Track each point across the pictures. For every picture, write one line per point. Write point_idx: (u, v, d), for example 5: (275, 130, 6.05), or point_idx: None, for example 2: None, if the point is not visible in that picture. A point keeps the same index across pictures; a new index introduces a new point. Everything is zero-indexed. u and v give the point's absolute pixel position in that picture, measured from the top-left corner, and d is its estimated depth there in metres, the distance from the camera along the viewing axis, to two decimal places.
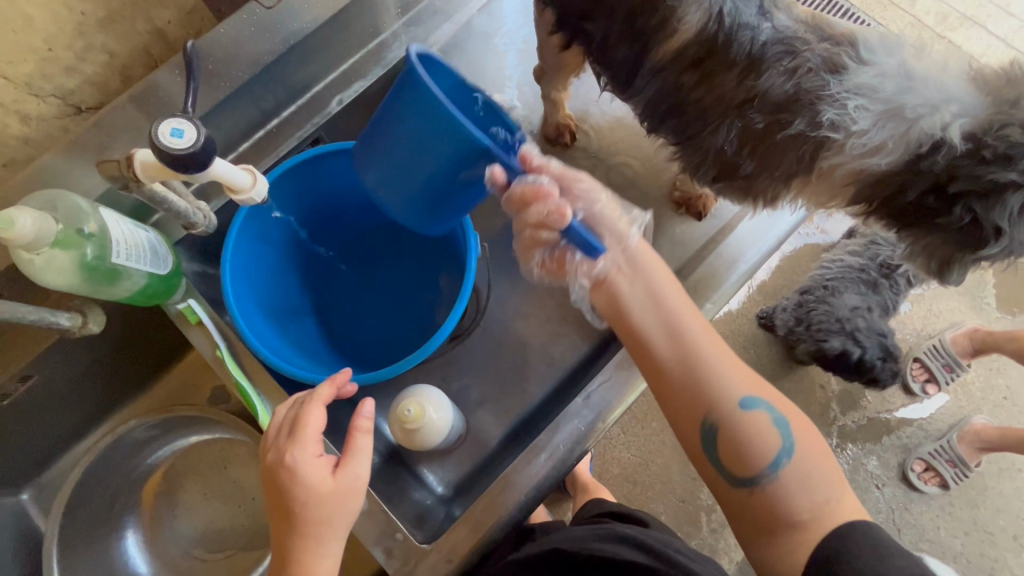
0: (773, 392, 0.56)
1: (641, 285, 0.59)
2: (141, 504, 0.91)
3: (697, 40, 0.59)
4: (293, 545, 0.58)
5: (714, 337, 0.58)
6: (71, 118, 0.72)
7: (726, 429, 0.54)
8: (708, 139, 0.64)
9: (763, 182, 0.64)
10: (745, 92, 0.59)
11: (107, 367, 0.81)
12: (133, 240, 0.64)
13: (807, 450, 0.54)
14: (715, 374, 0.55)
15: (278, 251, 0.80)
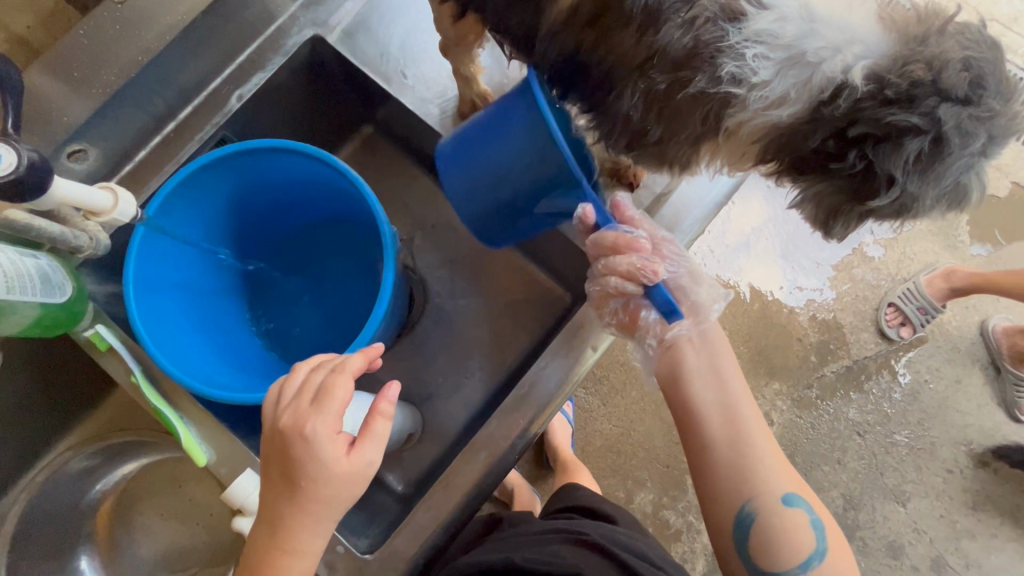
0: (814, 493, 0.62)
1: (709, 374, 0.65)
2: (95, 532, 0.89)
3: None
4: (285, 513, 0.54)
5: (766, 428, 0.64)
6: None
7: (770, 525, 0.59)
8: (614, 103, 0.58)
9: (674, 146, 0.59)
10: (645, 49, 0.52)
11: (34, 400, 0.78)
12: (15, 269, 0.59)
13: (836, 556, 0.59)
14: (763, 469, 0.61)
15: (189, 265, 0.75)
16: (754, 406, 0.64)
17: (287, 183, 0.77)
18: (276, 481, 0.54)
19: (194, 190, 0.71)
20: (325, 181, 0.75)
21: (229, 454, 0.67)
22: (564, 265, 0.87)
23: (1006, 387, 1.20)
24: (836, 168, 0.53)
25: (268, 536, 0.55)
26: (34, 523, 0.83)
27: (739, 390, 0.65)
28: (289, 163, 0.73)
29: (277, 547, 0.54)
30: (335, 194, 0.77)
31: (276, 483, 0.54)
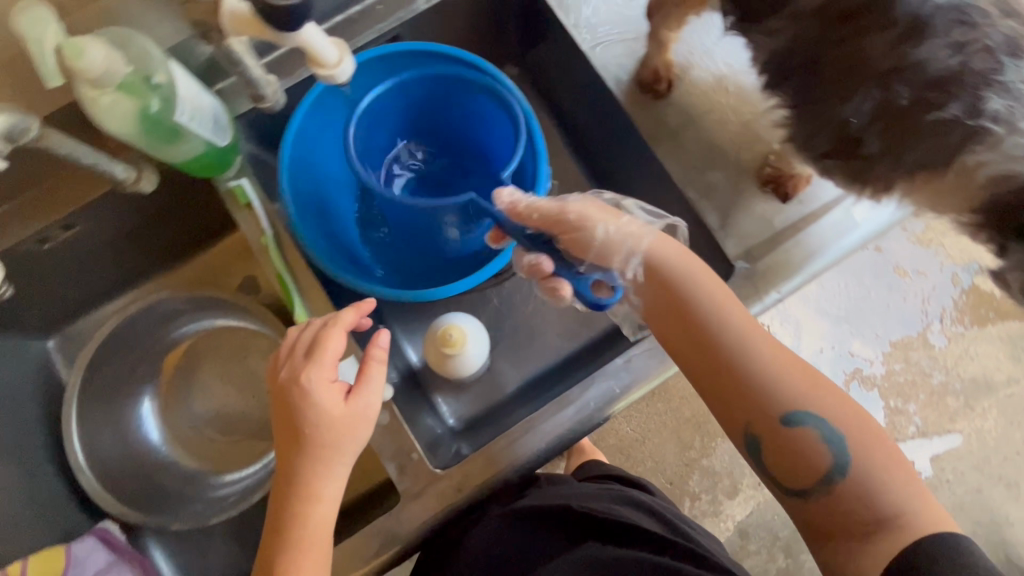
0: (833, 404, 0.55)
1: (674, 289, 0.60)
2: (161, 373, 0.92)
3: None
4: (301, 462, 0.59)
5: (756, 339, 0.57)
6: None
7: (778, 446, 0.55)
8: (837, 108, 0.61)
9: (884, 164, 0.62)
10: (898, 58, 0.57)
11: (144, 234, 0.80)
12: (199, 102, 0.60)
13: (867, 469, 0.53)
14: (749, 387, 0.56)
15: (325, 148, 0.75)
16: (746, 320, 0.58)
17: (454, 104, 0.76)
18: (282, 438, 0.60)
19: (362, 80, 0.73)
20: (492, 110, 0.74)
21: None
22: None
23: (1011, 507, 1.24)
24: None
25: (281, 493, 0.60)
26: (114, 349, 0.86)
27: (720, 302, 0.59)
28: (464, 83, 0.73)
29: (291, 496, 0.59)
30: (493, 124, 0.76)
31: (281, 441, 0.60)
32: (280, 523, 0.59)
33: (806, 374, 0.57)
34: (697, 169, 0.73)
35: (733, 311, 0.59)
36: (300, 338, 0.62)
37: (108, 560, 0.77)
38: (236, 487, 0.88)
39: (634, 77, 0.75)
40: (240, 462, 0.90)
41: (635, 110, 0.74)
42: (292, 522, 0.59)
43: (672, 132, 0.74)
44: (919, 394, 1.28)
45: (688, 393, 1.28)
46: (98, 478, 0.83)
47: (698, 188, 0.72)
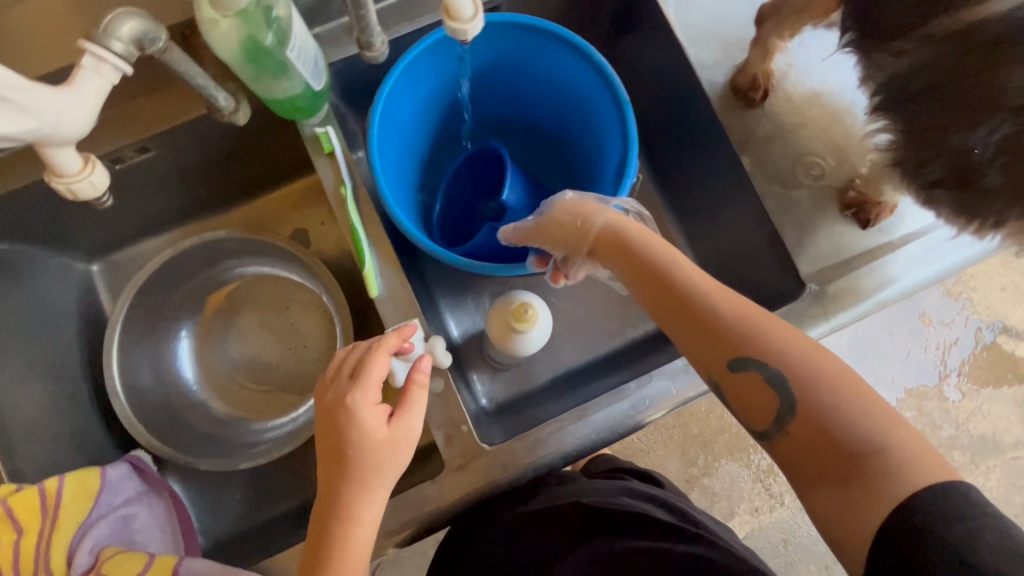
0: (779, 338, 0.51)
1: (617, 241, 0.61)
2: (202, 312, 0.91)
3: (1003, 20, 0.53)
4: (344, 488, 0.56)
5: (686, 274, 0.56)
6: None
7: (735, 394, 0.52)
8: (957, 136, 0.58)
9: (996, 202, 0.59)
10: None
11: (211, 169, 0.79)
12: (306, 42, 0.59)
13: (822, 401, 0.48)
14: (700, 333, 0.54)
15: (412, 110, 0.73)
16: (664, 258, 0.57)
17: (542, 76, 0.76)
18: (325, 463, 0.58)
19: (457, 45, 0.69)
20: (583, 87, 0.73)
21: (400, 299, 0.68)
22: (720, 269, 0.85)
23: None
24: None
25: (319, 520, 0.57)
26: (160, 281, 0.85)
27: (641, 244, 0.59)
28: (558, 56, 0.71)
29: (332, 522, 0.56)
30: (581, 102, 0.75)
31: (324, 466, 0.58)
32: (317, 550, 0.56)
33: (754, 311, 0.53)
34: (779, 182, 0.72)
35: (650, 245, 0.58)
36: (347, 361, 0.60)
37: (139, 489, 0.75)
38: (262, 437, 0.87)
39: (728, 82, 0.74)
40: (267, 413, 0.89)
41: (725, 115, 0.74)
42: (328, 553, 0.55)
43: (759, 143, 0.73)
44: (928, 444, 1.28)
45: (699, 410, 1.27)
46: (131, 407, 0.82)
47: (777, 201, 0.72)
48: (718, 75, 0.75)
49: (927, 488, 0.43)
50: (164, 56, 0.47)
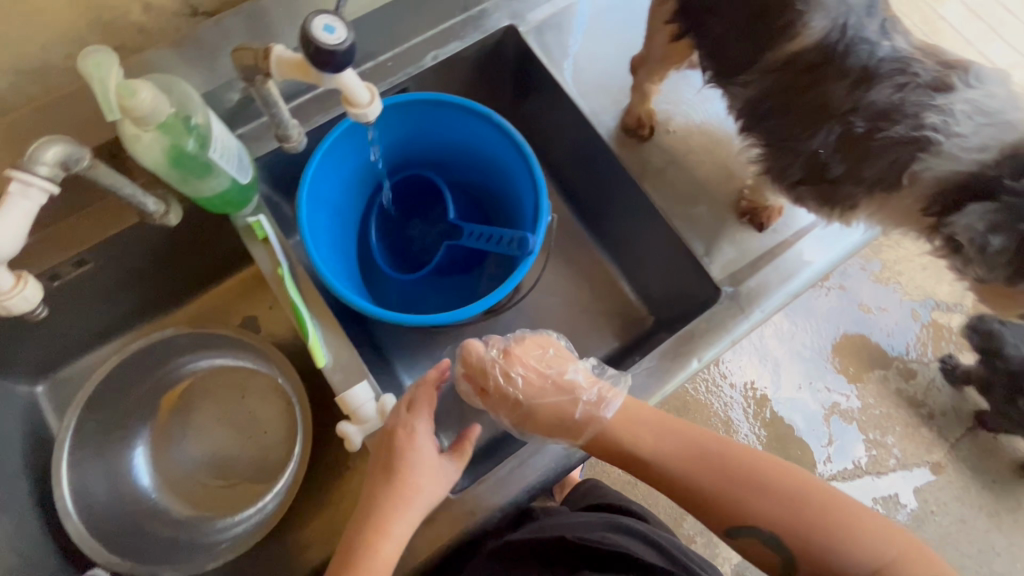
0: (769, 490, 0.58)
1: (603, 443, 0.65)
2: (155, 415, 0.90)
3: (817, 48, 0.65)
4: (383, 501, 0.60)
5: (651, 447, 0.63)
6: (189, 22, 0.68)
7: (739, 549, 0.60)
8: (804, 142, 0.69)
9: (846, 188, 0.68)
10: (853, 101, 0.65)
11: (152, 272, 0.81)
12: (228, 143, 0.65)
13: (815, 546, 0.55)
14: (694, 507, 0.60)
15: (341, 188, 0.80)
16: (642, 445, 0.63)
17: (462, 143, 0.83)
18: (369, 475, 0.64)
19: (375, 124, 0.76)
20: (495, 151, 0.81)
21: (347, 363, 0.70)
22: (653, 288, 0.91)
23: (995, 535, 1.29)
24: None
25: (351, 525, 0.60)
26: (108, 391, 0.84)
27: (624, 441, 0.64)
28: (470, 125, 0.79)
29: (361, 536, 0.58)
30: (496, 163, 0.82)
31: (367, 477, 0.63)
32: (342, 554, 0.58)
33: (733, 477, 0.59)
34: (681, 203, 0.81)
35: (636, 437, 0.64)
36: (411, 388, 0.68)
37: None
38: (228, 534, 0.84)
39: (619, 125, 0.84)
40: (233, 507, 0.87)
41: (622, 153, 0.83)
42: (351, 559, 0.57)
43: (656, 171, 0.82)
44: (895, 427, 1.33)
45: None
46: (86, 525, 0.79)
47: (683, 220, 0.80)
48: (611, 121, 0.84)
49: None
50: (89, 173, 0.52)
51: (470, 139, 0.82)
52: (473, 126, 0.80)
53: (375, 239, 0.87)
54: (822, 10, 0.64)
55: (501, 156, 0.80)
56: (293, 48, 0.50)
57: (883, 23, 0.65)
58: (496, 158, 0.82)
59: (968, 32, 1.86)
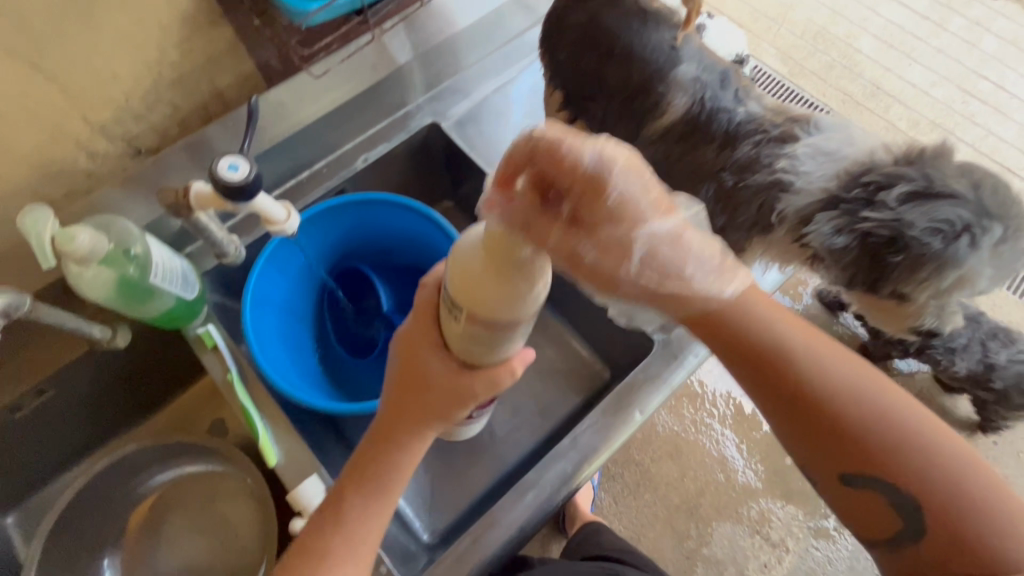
0: (927, 455, 0.49)
1: (753, 368, 0.52)
2: (126, 533, 0.91)
3: (683, 120, 0.73)
4: (391, 401, 0.59)
5: (822, 366, 0.51)
6: (131, 161, 0.76)
7: (854, 499, 0.51)
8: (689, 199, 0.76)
9: (732, 233, 0.74)
10: (722, 160, 0.73)
11: (114, 392, 0.85)
12: (170, 265, 0.70)
13: (959, 518, 0.47)
14: (839, 440, 0.50)
15: (289, 289, 0.85)
16: (813, 361, 0.51)
17: (397, 232, 0.89)
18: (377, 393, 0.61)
19: (313, 227, 0.83)
20: (428, 237, 0.87)
21: (297, 458, 0.72)
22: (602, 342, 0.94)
23: None
24: (888, 255, 0.61)
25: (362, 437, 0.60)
26: (76, 515, 0.85)
27: (788, 354, 0.51)
28: (405, 218, 0.85)
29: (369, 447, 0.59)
30: (429, 247, 0.88)
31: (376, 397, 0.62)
32: (350, 499, 0.57)
33: (911, 430, 0.49)
34: None
35: (791, 340, 0.52)
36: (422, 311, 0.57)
37: None
38: None
39: None
40: None
41: None
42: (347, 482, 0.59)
43: None
44: None
45: (671, 478, 1.27)
46: None
47: None
48: None
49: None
50: (31, 315, 0.56)
51: (403, 228, 0.87)
52: (403, 216, 0.86)
53: (333, 331, 0.92)
54: (681, 89, 0.72)
55: (432, 240, 0.86)
56: (208, 183, 0.57)
57: (736, 92, 0.74)
58: (429, 242, 0.87)
59: (882, 61, 2.03)
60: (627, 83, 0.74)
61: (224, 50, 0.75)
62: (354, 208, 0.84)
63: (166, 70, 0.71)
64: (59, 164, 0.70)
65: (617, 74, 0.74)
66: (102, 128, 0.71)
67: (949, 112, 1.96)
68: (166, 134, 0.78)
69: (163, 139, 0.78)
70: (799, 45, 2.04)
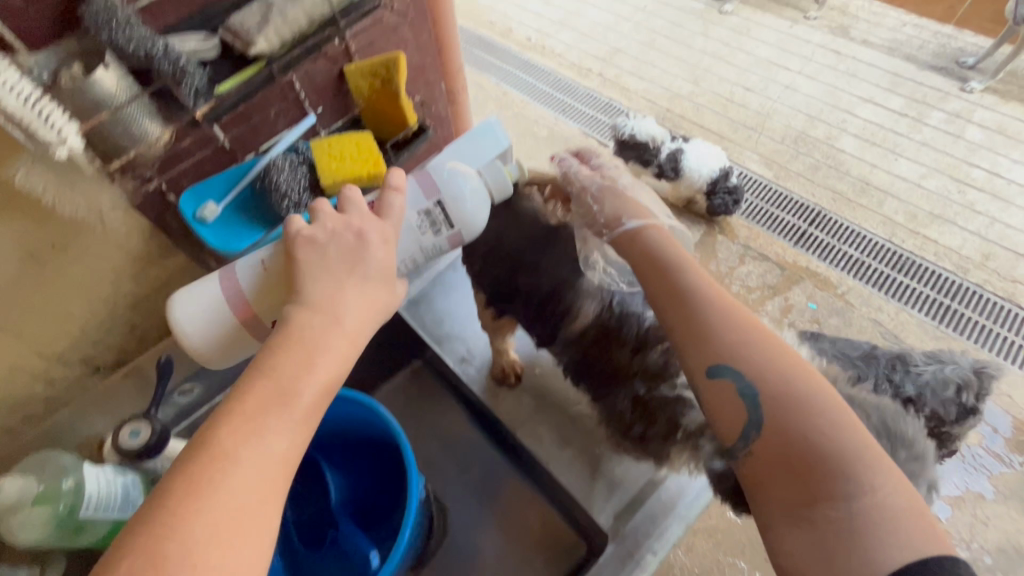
0: (790, 387, 0.49)
1: (644, 245, 0.60)
2: None
3: (595, 324, 0.67)
4: (325, 259, 0.51)
5: (703, 289, 0.56)
6: (90, 378, 0.81)
7: (713, 388, 0.53)
8: (613, 403, 0.67)
9: None
10: (639, 367, 0.64)
11: None
12: (107, 491, 0.69)
13: (803, 427, 0.47)
14: (710, 338, 0.53)
15: None
16: (699, 284, 0.56)
17: (345, 418, 0.84)
18: (341, 218, 0.54)
19: None
20: (370, 426, 0.82)
21: None
22: None
23: None
24: None
25: (319, 260, 0.51)
26: None
27: (671, 258, 0.59)
28: (351, 408, 0.81)
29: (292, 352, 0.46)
30: (379, 432, 0.83)
31: (304, 234, 0.53)
32: (286, 360, 0.46)
33: (784, 356, 0.52)
34: (560, 441, 0.88)
35: (666, 251, 0.59)
36: (400, 174, 0.59)
37: None
38: None
39: (490, 376, 0.94)
40: None
41: (497, 403, 0.93)
42: (308, 295, 0.50)
43: (531, 415, 0.91)
44: None
45: None
46: None
47: (562, 459, 0.87)
48: (483, 372, 0.96)
49: (901, 556, 0.41)
50: None
51: (352, 416, 0.83)
52: (350, 405, 0.81)
53: (292, 526, 0.87)
54: (589, 295, 0.66)
55: (381, 427, 0.81)
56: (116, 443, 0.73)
57: None
58: (378, 428, 0.82)
59: (867, 158, 1.64)
60: (537, 286, 0.69)
61: (177, 273, 0.81)
62: None
63: (121, 300, 0.77)
64: (17, 396, 0.74)
65: (526, 279, 0.70)
66: (59, 358, 0.76)
67: (946, 203, 1.55)
68: (124, 349, 0.83)
69: (122, 353, 0.83)
70: (781, 149, 1.68)
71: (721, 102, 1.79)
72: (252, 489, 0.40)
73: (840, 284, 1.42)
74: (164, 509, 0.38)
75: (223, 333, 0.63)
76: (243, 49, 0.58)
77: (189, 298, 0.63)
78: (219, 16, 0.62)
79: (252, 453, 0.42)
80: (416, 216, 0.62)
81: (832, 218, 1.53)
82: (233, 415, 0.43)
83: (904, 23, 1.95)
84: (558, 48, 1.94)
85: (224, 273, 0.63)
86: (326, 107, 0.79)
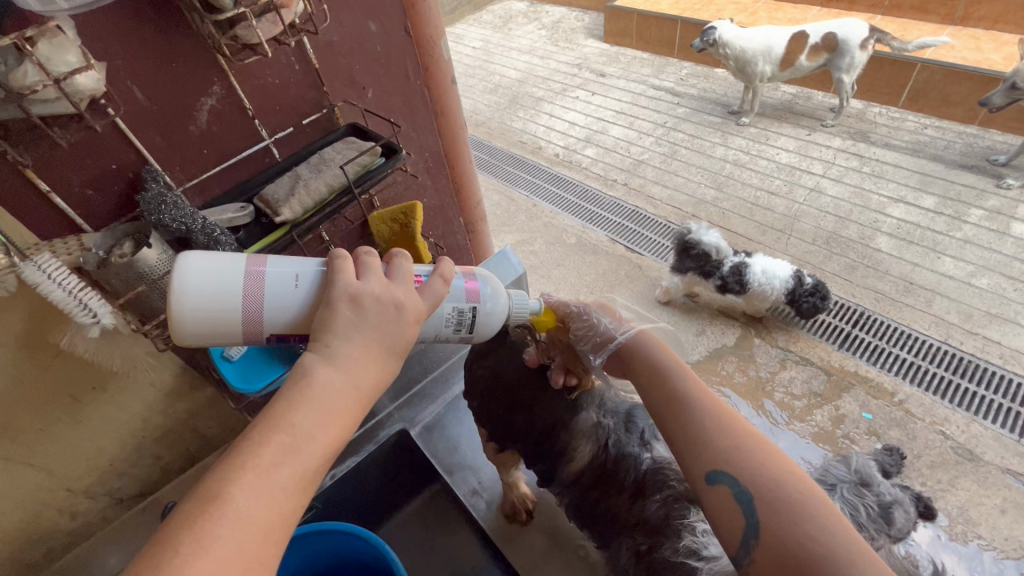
0: (783, 487, 0.46)
1: (636, 345, 0.59)
2: None
3: (592, 466, 0.67)
4: (349, 316, 0.46)
5: (692, 389, 0.54)
6: (112, 509, 0.83)
7: (710, 491, 0.48)
8: (617, 552, 0.64)
9: None
10: (636, 516, 0.62)
11: None
12: None
13: (803, 529, 0.43)
14: (704, 439, 0.50)
15: None
16: (690, 385, 0.55)
17: (352, 550, 0.80)
18: (386, 284, 0.48)
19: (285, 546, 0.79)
20: (374, 562, 0.78)
21: None
22: None
23: None
24: None
25: (357, 318, 0.46)
26: None
27: (662, 359, 0.57)
28: (358, 541, 0.78)
29: (300, 403, 0.42)
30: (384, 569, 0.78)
31: (350, 289, 0.47)
32: (295, 412, 0.41)
33: (777, 455, 0.49)
34: None
35: (662, 357, 0.58)
36: (452, 266, 0.56)
37: None
38: None
39: (501, 511, 0.92)
40: None
41: (508, 542, 0.89)
42: (334, 349, 0.44)
43: (542, 556, 0.87)
44: None
45: None
46: None
47: None
48: (493, 507, 0.93)
49: None
50: None
51: (358, 549, 0.79)
52: (357, 537, 0.78)
53: None
54: (585, 437, 0.67)
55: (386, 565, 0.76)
56: None
57: (643, 434, 0.67)
58: (384, 565, 0.77)
59: (906, 258, 1.54)
60: (535, 426, 0.70)
61: (204, 404, 0.86)
62: (310, 532, 0.79)
63: (148, 433, 0.81)
64: (44, 531, 0.77)
65: (526, 420, 0.71)
66: (86, 491, 0.79)
67: (1004, 300, 1.40)
68: (148, 479, 0.86)
69: (144, 483, 0.86)
70: (811, 250, 1.61)
71: (747, 206, 1.78)
72: (251, 556, 0.35)
73: (896, 390, 1.24)
74: (154, 569, 0.33)
75: (210, 326, 0.51)
76: (272, 216, 0.65)
77: (201, 273, 0.50)
78: (258, 185, 0.70)
79: (256, 511, 0.37)
80: (450, 309, 0.58)
81: (872, 317, 1.40)
82: (245, 466, 0.38)
83: (926, 125, 1.97)
84: (585, 162, 2.06)
85: (252, 270, 0.52)
86: (349, 249, 0.88)
